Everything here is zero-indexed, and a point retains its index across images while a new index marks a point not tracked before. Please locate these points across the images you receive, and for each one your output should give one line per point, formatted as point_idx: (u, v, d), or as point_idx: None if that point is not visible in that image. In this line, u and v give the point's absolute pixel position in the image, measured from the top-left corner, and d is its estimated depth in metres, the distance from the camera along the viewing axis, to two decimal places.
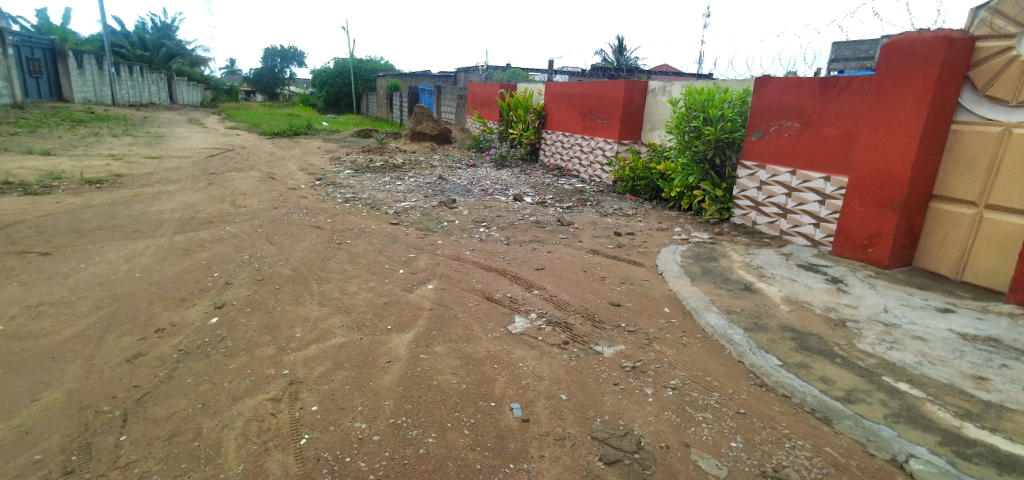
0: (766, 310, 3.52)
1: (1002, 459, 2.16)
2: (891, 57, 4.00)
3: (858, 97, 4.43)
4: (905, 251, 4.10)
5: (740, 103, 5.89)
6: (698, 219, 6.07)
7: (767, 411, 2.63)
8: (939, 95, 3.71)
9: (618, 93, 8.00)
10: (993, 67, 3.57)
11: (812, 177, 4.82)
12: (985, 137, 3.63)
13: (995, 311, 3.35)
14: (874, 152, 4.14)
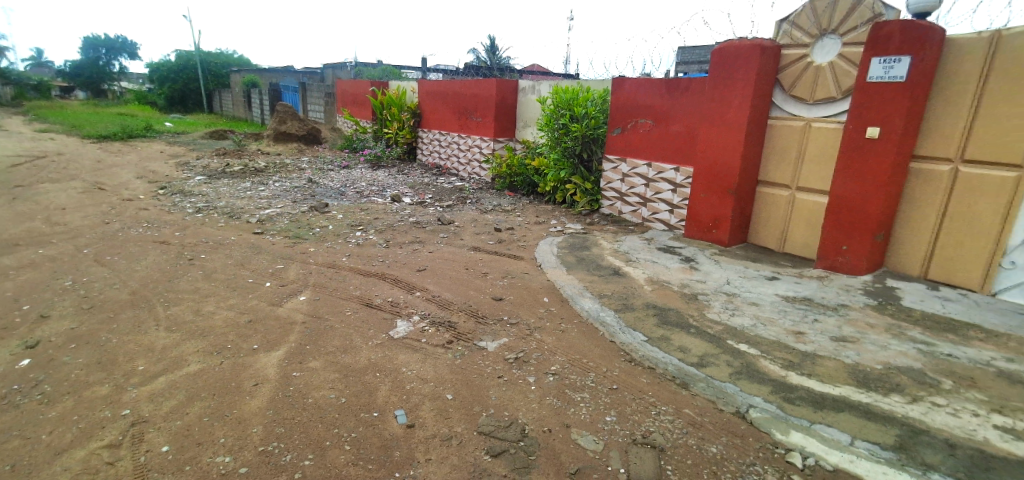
0: (632, 291, 3.83)
1: (815, 399, 2.60)
2: (720, 61, 4.56)
3: (697, 97, 5.01)
4: (741, 230, 4.75)
5: (601, 101, 6.34)
6: (571, 211, 6.41)
7: (636, 384, 2.86)
8: (758, 96, 4.33)
9: (490, 92, 8.18)
10: (795, 71, 4.24)
11: (664, 169, 5.36)
12: (791, 131, 4.35)
13: (809, 275, 4.01)
14: (711, 145, 4.71)
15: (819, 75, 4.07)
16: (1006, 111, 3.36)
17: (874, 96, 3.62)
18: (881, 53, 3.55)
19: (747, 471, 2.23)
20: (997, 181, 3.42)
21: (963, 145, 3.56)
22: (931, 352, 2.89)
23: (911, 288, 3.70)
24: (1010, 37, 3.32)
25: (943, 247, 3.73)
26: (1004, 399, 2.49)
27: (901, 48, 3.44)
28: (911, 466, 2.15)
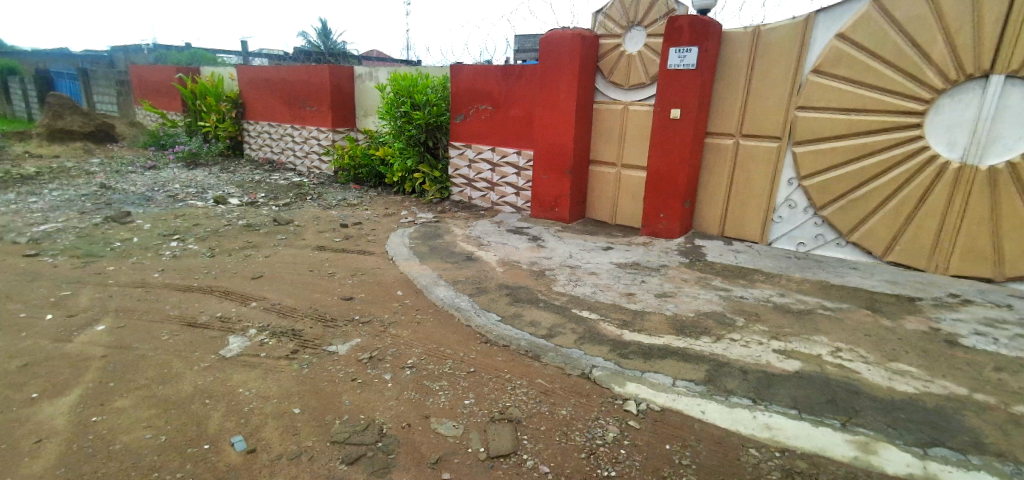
0: (485, 274, 3.91)
1: (645, 351, 2.94)
2: (547, 49, 4.81)
3: (530, 83, 5.26)
4: (579, 206, 5.15)
5: (442, 89, 6.27)
6: (422, 201, 6.34)
7: (492, 363, 2.94)
8: (582, 82, 4.69)
9: (323, 79, 7.67)
10: (612, 59, 4.69)
11: (507, 153, 5.57)
12: (613, 113, 4.82)
13: (639, 242, 4.50)
14: (546, 129, 4.98)
15: (632, 63, 4.55)
16: (766, 93, 4.17)
17: (675, 81, 4.15)
18: (676, 43, 4.08)
19: (594, 425, 2.43)
20: (764, 151, 4.26)
21: (740, 122, 4.34)
22: (728, 296, 3.46)
23: (712, 245, 4.40)
24: (766, 32, 4.10)
25: (732, 208, 4.53)
26: (779, 327, 3.08)
27: (692, 39, 4.00)
28: (718, 394, 2.55)
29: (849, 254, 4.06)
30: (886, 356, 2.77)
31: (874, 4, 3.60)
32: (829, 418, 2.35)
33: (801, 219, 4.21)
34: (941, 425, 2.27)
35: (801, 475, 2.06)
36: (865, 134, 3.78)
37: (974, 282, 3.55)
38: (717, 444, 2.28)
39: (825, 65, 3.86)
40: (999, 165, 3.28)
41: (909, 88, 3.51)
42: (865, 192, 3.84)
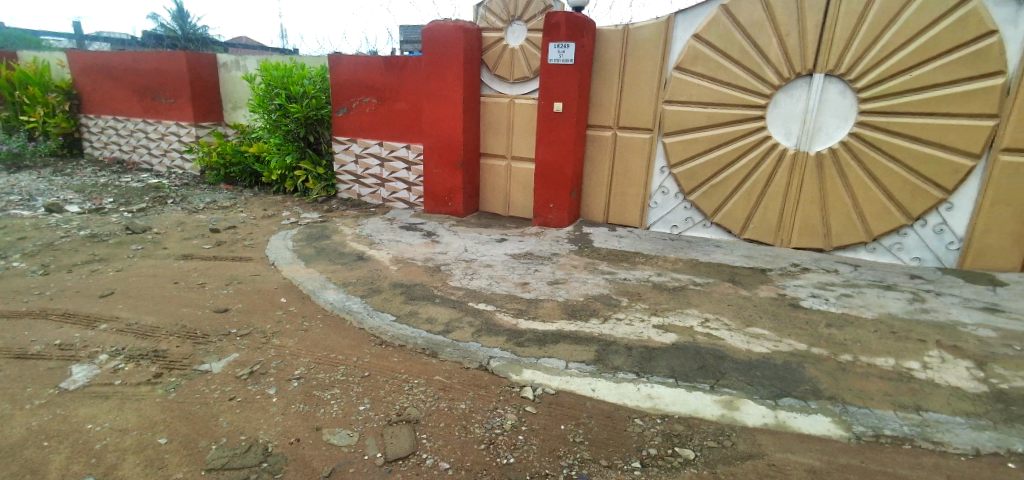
0: (378, 273, 3.79)
1: (539, 337, 3.04)
2: (430, 40, 4.75)
3: (414, 76, 5.18)
4: (472, 200, 5.19)
5: (320, 79, 5.97)
6: (306, 199, 5.98)
7: (387, 364, 2.83)
8: (468, 74, 4.72)
9: (180, 68, 6.95)
10: (495, 52, 4.78)
11: (396, 147, 5.42)
12: (500, 107, 4.91)
13: (530, 232, 4.66)
14: (434, 122, 4.94)
15: (514, 56, 4.68)
16: (637, 88, 4.50)
17: (556, 74, 4.35)
18: (555, 39, 4.26)
19: (493, 415, 2.43)
20: (639, 142, 4.59)
21: (616, 115, 4.63)
22: (614, 279, 3.70)
23: (598, 232, 4.67)
24: (633, 31, 4.40)
25: (614, 196, 4.83)
26: (658, 303, 3.36)
27: (570, 35, 4.21)
28: (606, 372, 2.71)
29: (713, 234, 4.55)
30: (744, 322, 3.14)
31: (721, 9, 4.07)
32: (701, 382, 2.61)
33: (673, 204, 4.62)
34: (787, 377, 2.63)
35: (679, 437, 2.25)
36: (721, 125, 4.25)
37: (810, 252, 4.18)
38: (607, 418, 2.40)
39: (685, 62, 4.26)
40: (824, 149, 3.94)
41: (754, 85, 4.03)
42: (724, 178, 4.32)
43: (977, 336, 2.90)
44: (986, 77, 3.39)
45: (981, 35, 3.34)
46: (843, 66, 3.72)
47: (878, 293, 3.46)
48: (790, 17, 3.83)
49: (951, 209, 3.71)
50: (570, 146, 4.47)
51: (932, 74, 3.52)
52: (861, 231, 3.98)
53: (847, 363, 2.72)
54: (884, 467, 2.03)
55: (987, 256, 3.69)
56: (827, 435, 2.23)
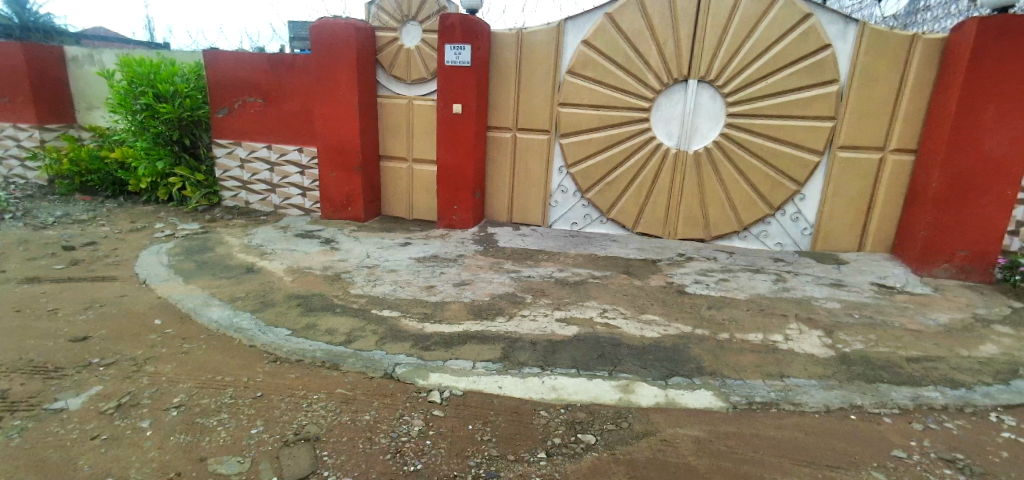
0: (271, 286, 3.57)
1: (445, 340, 3.02)
2: (319, 38, 4.60)
3: (303, 75, 4.99)
4: (373, 204, 5.11)
5: (194, 77, 5.55)
6: (184, 209, 5.50)
7: (283, 382, 2.61)
8: (361, 74, 4.65)
9: (15, 62, 6.02)
10: (390, 52, 4.76)
11: (287, 150, 5.20)
12: (398, 108, 4.90)
13: (433, 235, 4.72)
14: (328, 123, 4.77)
15: (410, 57, 4.71)
16: (533, 90, 4.65)
17: (453, 76, 4.42)
18: (450, 40, 4.34)
19: (399, 424, 2.32)
20: (537, 142, 4.75)
21: (515, 117, 4.76)
22: (519, 277, 3.80)
23: (503, 231, 4.77)
24: (527, 35, 4.55)
25: (516, 196, 4.96)
26: (560, 298, 3.50)
27: (463, 37, 4.29)
28: (512, 368, 2.75)
29: (608, 229, 4.83)
30: (637, 310, 3.37)
31: (607, 17, 4.35)
32: (599, 370, 2.73)
33: (572, 202, 4.83)
34: (675, 358, 2.86)
35: (581, 424, 2.32)
36: (611, 127, 4.53)
37: (694, 243, 4.63)
38: (514, 413, 2.42)
39: (576, 66, 4.48)
40: (701, 148, 4.40)
41: (639, 89, 4.37)
42: (616, 176, 4.61)
43: (827, 308, 3.36)
44: (823, 86, 4.06)
45: (818, 49, 4.00)
46: (714, 73, 4.19)
47: (750, 276, 3.89)
48: (666, 26, 4.20)
49: (803, 199, 4.35)
50: (470, 147, 4.56)
51: (785, 80, 4.11)
52: (733, 221, 4.50)
53: (725, 341, 3.01)
54: (755, 431, 2.26)
55: (833, 238, 4.36)
56: (709, 407, 2.44)
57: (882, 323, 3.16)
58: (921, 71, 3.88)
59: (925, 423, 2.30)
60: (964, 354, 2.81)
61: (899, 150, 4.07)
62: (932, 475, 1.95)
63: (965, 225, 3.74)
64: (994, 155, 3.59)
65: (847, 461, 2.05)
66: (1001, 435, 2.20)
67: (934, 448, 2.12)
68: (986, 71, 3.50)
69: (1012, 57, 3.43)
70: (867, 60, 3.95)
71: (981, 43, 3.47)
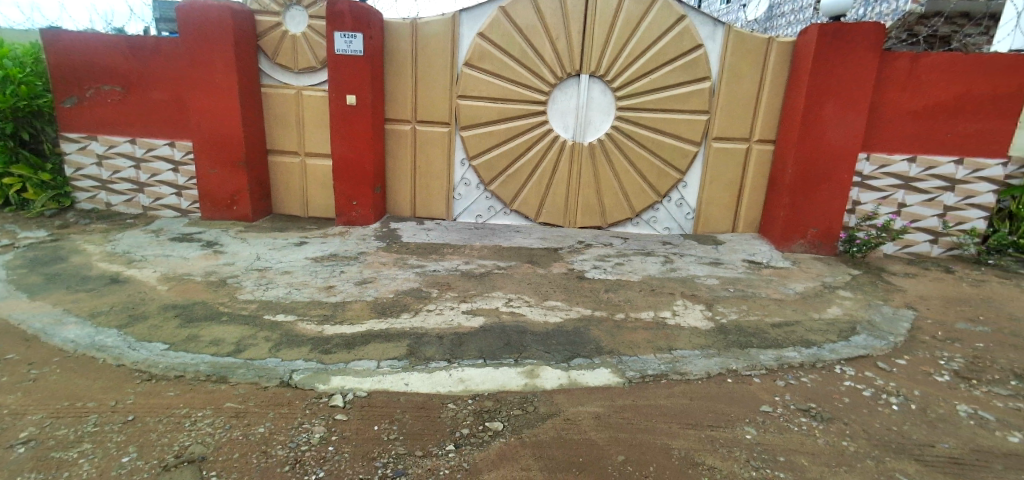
0: (142, 297, 3.23)
1: (346, 341, 2.80)
2: (190, 22, 4.50)
3: (169, 61, 4.74)
4: (262, 201, 5.09)
5: (30, 60, 4.86)
6: (24, 213, 4.82)
7: (160, 402, 2.21)
8: (243, 65, 4.66)
9: None
10: (273, 40, 4.78)
11: (156, 145, 4.92)
12: (286, 98, 4.95)
13: (331, 233, 4.68)
14: (206, 114, 4.71)
15: (296, 45, 4.76)
16: (430, 82, 4.74)
17: (345, 64, 4.44)
18: (340, 29, 4.35)
19: (297, 433, 2.02)
20: (437, 135, 4.86)
21: (414, 109, 4.82)
22: (423, 272, 3.80)
23: (406, 226, 4.86)
24: (422, 25, 4.62)
25: (418, 190, 5.03)
26: (465, 291, 3.50)
27: (354, 25, 4.33)
28: (419, 364, 2.58)
29: (512, 220, 5.06)
30: (541, 297, 3.45)
31: (500, 11, 4.54)
32: (505, 358, 2.65)
33: (475, 195, 5.00)
34: (576, 340, 2.89)
35: (488, 412, 2.19)
36: (510, 119, 4.75)
37: (592, 231, 4.96)
38: (420, 409, 2.22)
39: (473, 59, 4.63)
40: (595, 139, 4.75)
41: (534, 83, 4.63)
42: (518, 168, 4.84)
43: (707, 284, 3.72)
44: (696, 82, 4.57)
45: (692, 48, 4.48)
46: (602, 69, 4.56)
47: (642, 259, 4.22)
48: (558, 22, 4.49)
49: (685, 187, 4.84)
50: (367, 139, 4.64)
51: (665, 77, 4.57)
52: (626, 209, 4.89)
53: (620, 320, 3.16)
54: (647, 401, 2.28)
55: (713, 220, 4.88)
56: (608, 384, 2.44)
57: (752, 294, 3.56)
58: (777, 70, 4.47)
59: (786, 380, 2.48)
60: (816, 316, 3.22)
61: (763, 141, 4.64)
62: (793, 424, 2.10)
63: (813, 204, 4.36)
64: (833, 143, 4.23)
65: (724, 420, 2.13)
66: (844, 384, 2.44)
67: (794, 400, 2.29)
68: (825, 71, 4.11)
69: (843, 60, 4.07)
70: (733, 60, 4.49)
71: (820, 47, 4.07)
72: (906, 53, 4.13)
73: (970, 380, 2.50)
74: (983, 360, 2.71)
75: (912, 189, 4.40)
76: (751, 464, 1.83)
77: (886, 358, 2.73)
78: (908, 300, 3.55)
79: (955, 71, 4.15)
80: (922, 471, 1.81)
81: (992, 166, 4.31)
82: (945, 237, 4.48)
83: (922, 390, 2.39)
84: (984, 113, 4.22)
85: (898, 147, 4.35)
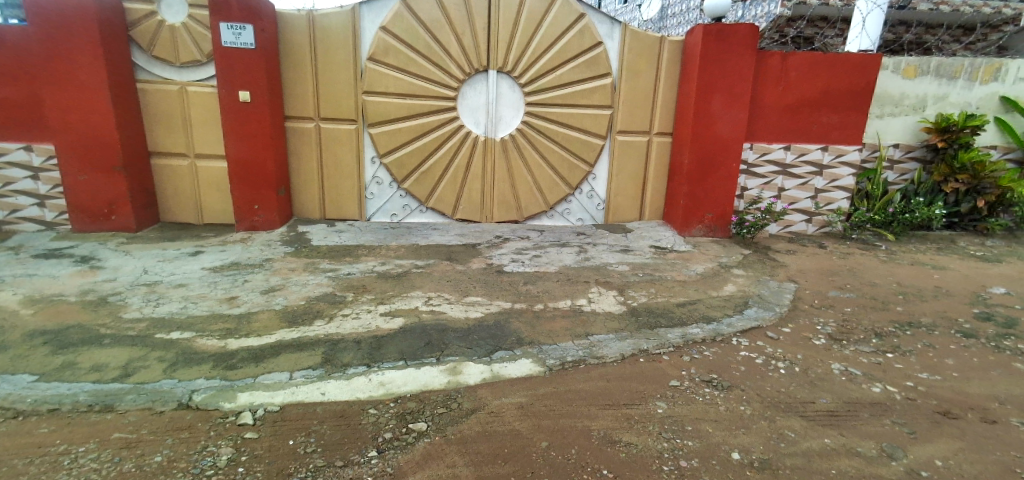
0: (1, 325, 2.79)
1: (254, 354, 2.56)
2: (41, 10, 3.97)
3: (18, 53, 4.16)
4: (148, 210, 4.63)
5: None
6: None
7: (28, 441, 1.87)
8: (112, 59, 4.17)
9: None
10: (148, 30, 4.33)
11: (7, 149, 4.32)
12: (167, 95, 4.52)
13: (232, 240, 4.35)
14: (70, 115, 4.19)
15: (177, 37, 4.36)
16: (332, 77, 4.54)
17: (234, 59, 4.12)
18: (226, 18, 4.02)
19: (200, 457, 1.80)
20: (345, 133, 4.67)
21: (316, 106, 4.60)
22: (337, 276, 3.65)
23: (316, 229, 4.63)
24: (319, 17, 4.40)
25: (327, 191, 4.81)
26: (383, 292, 3.40)
27: (242, 16, 4.04)
28: (336, 372, 2.41)
29: (429, 218, 5.00)
30: (461, 294, 3.42)
31: (403, 5, 4.44)
32: (428, 358, 2.56)
33: (389, 193, 4.88)
34: (496, 334, 2.85)
35: (412, 414, 2.11)
36: (420, 115, 4.68)
37: (509, 225, 5.03)
38: (339, 418, 2.07)
39: (378, 53, 4.50)
40: (507, 135, 4.82)
41: (443, 78, 4.60)
42: (431, 165, 4.79)
43: (618, 271, 3.92)
44: (599, 78, 4.78)
45: (593, 46, 4.68)
46: (510, 65, 4.64)
47: (557, 250, 4.35)
48: (463, 17, 4.50)
49: (595, 179, 5.05)
50: (266, 138, 4.36)
51: (571, 73, 4.73)
52: (541, 202, 5.02)
53: (539, 310, 3.20)
54: (566, 387, 2.34)
55: (620, 210, 5.14)
56: (529, 374, 2.44)
57: (660, 278, 3.81)
58: (670, 67, 4.80)
59: (691, 355, 2.67)
60: (714, 294, 3.51)
61: (662, 133, 4.96)
62: (698, 395, 2.27)
63: (706, 191, 4.74)
64: (721, 135, 4.63)
65: (638, 397, 2.26)
66: (740, 354, 2.68)
67: (697, 372, 2.48)
68: (711, 68, 4.48)
69: (725, 58, 4.46)
70: (631, 56, 4.75)
71: (705, 45, 4.42)
72: (777, 52, 4.61)
73: (841, 341, 2.86)
74: (850, 323, 3.11)
75: (789, 175, 4.93)
76: (663, 437, 1.96)
77: (774, 328, 3.03)
78: (790, 274, 3.98)
79: (816, 69, 4.70)
80: (806, 425, 2.04)
81: (850, 152, 4.94)
82: (818, 216, 5.06)
83: (804, 354, 2.70)
84: (841, 106, 4.82)
85: (775, 138, 4.84)
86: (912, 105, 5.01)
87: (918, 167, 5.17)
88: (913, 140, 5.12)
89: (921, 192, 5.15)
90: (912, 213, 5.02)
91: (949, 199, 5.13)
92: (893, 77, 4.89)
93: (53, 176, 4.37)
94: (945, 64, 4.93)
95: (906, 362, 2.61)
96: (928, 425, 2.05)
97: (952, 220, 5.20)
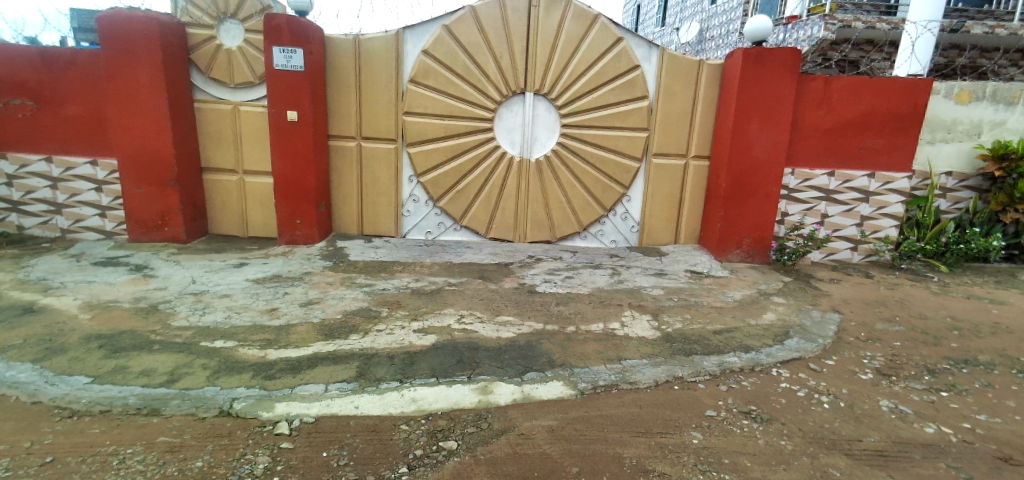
0: (61, 328, 2.96)
1: (292, 365, 2.63)
2: (111, 34, 4.29)
3: (90, 75, 4.52)
4: (197, 223, 4.87)
5: None
6: None
7: (82, 440, 1.97)
8: (171, 77, 4.46)
9: None
10: (206, 54, 4.63)
11: (75, 163, 4.66)
12: (221, 114, 4.78)
13: (274, 253, 4.52)
14: (131, 132, 4.49)
15: (232, 60, 4.64)
16: (375, 99, 4.72)
17: (284, 80, 4.34)
18: (279, 43, 4.27)
19: (238, 464, 1.85)
20: (384, 152, 4.82)
21: (358, 126, 4.77)
22: (372, 291, 3.73)
23: (354, 245, 4.76)
24: (364, 41, 4.61)
25: (365, 207, 4.96)
26: (417, 308, 3.45)
27: (293, 41, 4.28)
28: (369, 386, 2.44)
29: (462, 236, 5.07)
30: (493, 313, 3.43)
31: (444, 29, 4.60)
32: (459, 376, 2.57)
33: (424, 211, 4.99)
34: (528, 355, 2.84)
35: (443, 433, 2.11)
36: (457, 135, 4.80)
37: (541, 244, 5.05)
38: (371, 432, 2.10)
39: (418, 76, 4.66)
40: (540, 156, 4.87)
41: (480, 100, 4.72)
42: (466, 184, 4.88)
43: (652, 295, 3.86)
44: (635, 101, 4.80)
45: (630, 68, 4.72)
46: (547, 87, 4.71)
47: (590, 272, 4.33)
48: (500, 40, 4.62)
49: (629, 201, 5.03)
50: (310, 156, 4.54)
51: (605, 95, 4.77)
52: (574, 222, 5.02)
53: (571, 333, 3.16)
54: (598, 412, 2.30)
55: (654, 233, 5.09)
56: (560, 397, 2.42)
57: (695, 303, 3.72)
58: (707, 90, 4.78)
59: (728, 384, 2.59)
60: (752, 322, 3.40)
61: (698, 156, 4.92)
62: (736, 427, 2.19)
63: (744, 216, 4.64)
64: (760, 157, 4.54)
65: (673, 426, 2.19)
66: (781, 386, 2.58)
67: (735, 403, 2.40)
68: (749, 92, 4.43)
69: (764, 81, 4.40)
70: (667, 79, 4.75)
71: (744, 69, 4.39)
72: (819, 76, 4.53)
73: (890, 376, 2.71)
74: (900, 358, 2.95)
75: (832, 201, 4.78)
76: (698, 469, 1.89)
77: (817, 360, 2.91)
78: (834, 303, 3.83)
79: (861, 92, 4.58)
80: (852, 465, 1.94)
81: (899, 179, 4.76)
82: (863, 244, 4.88)
83: (849, 388, 2.58)
84: (887, 130, 4.67)
85: (818, 162, 4.72)
86: (966, 131, 4.79)
87: (973, 196, 4.93)
88: (968, 167, 4.88)
89: (976, 222, 4.90)
90: (967, 243, 4.77)
91: (1008, 229, 4.84)
92: (945, 101, 4.69)
93: (115, 189, 4.69)
94: (1003, 88, 4.71)
95: (962, 402, 2.46)
96: (988, 471, 1.91)
97: (1012, 251, 4.91)
